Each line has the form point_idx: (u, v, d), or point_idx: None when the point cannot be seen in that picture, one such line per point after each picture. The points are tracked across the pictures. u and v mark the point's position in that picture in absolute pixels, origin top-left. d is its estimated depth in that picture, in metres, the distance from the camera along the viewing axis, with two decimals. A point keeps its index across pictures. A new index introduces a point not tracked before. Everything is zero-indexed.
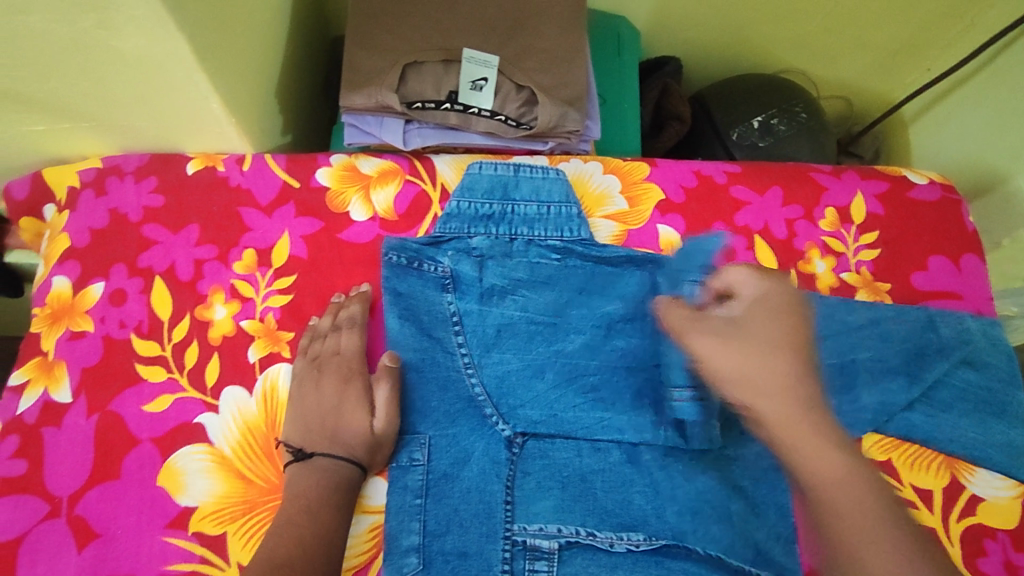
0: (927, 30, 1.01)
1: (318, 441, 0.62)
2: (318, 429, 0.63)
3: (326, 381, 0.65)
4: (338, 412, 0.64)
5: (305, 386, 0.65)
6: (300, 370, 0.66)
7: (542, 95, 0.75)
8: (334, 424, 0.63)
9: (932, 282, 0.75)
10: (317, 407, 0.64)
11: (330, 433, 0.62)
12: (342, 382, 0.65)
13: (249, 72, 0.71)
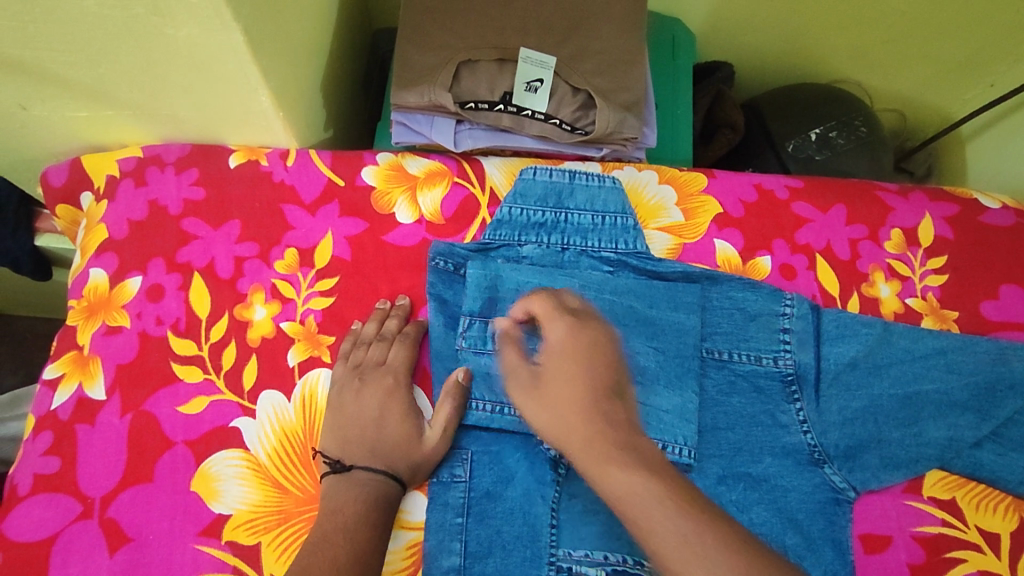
0: (995, 46, 0.96)
1: (356, 451, 0.59)
2: (357, 440, 0.59)
3: (368, 390, 0.62)
4: (380, 423, 0.60)
5: (345, 394, 0.62)
6: (342, 377, 0.63)
7: (600, 100, 0.72)
8: (375, 436, 0.60)
9: (1003, 313, 0.70)
10: (357, 417, 0.60)
11: (370, 446, 0.59)
12: (383, 393, 0.62)
13: (298, 65, 0.69)
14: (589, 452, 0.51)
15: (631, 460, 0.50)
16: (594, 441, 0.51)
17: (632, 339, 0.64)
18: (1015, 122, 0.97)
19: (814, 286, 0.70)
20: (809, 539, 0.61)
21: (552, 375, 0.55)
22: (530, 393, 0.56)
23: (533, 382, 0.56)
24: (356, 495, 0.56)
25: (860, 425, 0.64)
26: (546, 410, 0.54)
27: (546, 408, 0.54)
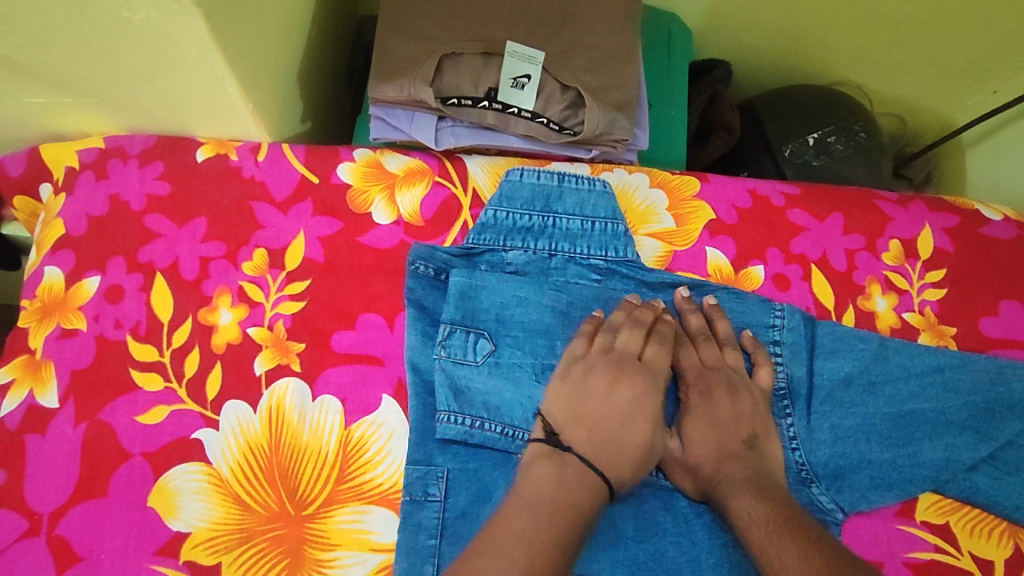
0: (999, 51, 0.93)
1: (580, 429, 0.57)
2: (589, 427, 0.57)
3: (619, 387, 0.58)
4: (627, 423, 0.57)
5: (593, 382, 0.59)
6: (596, 363, 0.60)
7: (589, 98, 0.68)
8: (616, 435, 0.56)
9: (1002, 329, 0.68)
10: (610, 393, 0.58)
11: (605, 441, 0.56)
12: (637, 392, 0.59)
13: (271, 54, 0.65)
14: (723, 501, 0.55)
15: (756, 499, 0.54)
16: (726, 486, 0.56)
17: None
18: (1017, 130, 0.94)
19: (808, 298, 0.68)
20: None
21: (732, 428, 0.59)
22: (694, 447, 0.58)
23: (689, 438, 0.59)
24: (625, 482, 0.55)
25: (852, 444, 0.61)
26: (719, 460, 0.58)
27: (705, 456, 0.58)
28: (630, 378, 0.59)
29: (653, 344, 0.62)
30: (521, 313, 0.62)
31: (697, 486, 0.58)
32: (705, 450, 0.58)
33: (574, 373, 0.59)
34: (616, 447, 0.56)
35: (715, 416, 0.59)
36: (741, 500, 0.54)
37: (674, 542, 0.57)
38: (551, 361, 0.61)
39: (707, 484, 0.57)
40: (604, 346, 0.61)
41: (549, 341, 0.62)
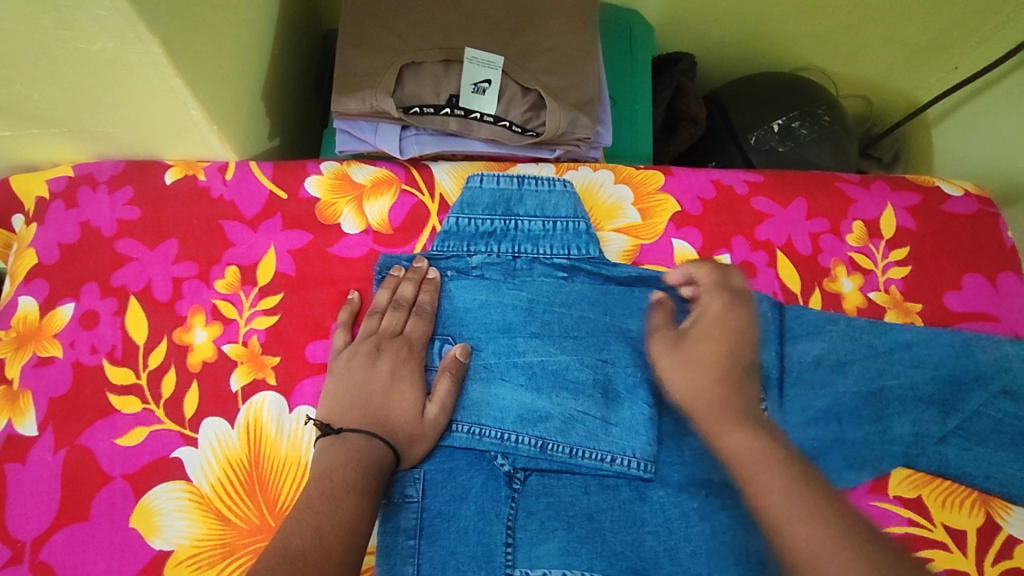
0: (957, 30, 0.94)
1: (350, 416, 0.57)
2: (361, 406, 0.57)
3: (381, 363, 0.60)
4: (387, 395, 0.58)
5: (357, 363, 0.60)
6: (358, 346, 0.61)
7: (550, 100, 0.69)
8: (377, 404, 0.58)
9: (967, 303, 0.68)
10: (363, 381, 0.59)
11: (372, 415, 0.57)
12: (397, 365, 0.60)
13: (232, 74, 0.66)
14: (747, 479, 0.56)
15: (748, 429, 0.59)
16: (713, 417, 0.60)
17: (582, 354, 0.63)
18: (980, 106, 0.95)
19: (775, 284, 0.68)
20: None
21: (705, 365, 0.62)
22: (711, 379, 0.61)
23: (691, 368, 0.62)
24: (367, 455, 0.53)
25: (824, 425, 0.62)
26: (698, 390, 0.61)
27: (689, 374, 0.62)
28: (390, 353, 0.61)
29: (412, 315, 0.63)
30: (483, 314, 0.64)
31: (686, 399, 0.62)
32: (707, 388, 0.61)
33: (348, 358, 0.60)
34: (379, 416, 0.57)
35: (694, 362, 0.62)
36: (735, 434, 0.59)
37: (651, 531, 0.58)
38: (517, 359, 0.62)
39: (693, 398, 0.62)
40: (368, 332, 0.62)
41: (515, 339, 0.63)
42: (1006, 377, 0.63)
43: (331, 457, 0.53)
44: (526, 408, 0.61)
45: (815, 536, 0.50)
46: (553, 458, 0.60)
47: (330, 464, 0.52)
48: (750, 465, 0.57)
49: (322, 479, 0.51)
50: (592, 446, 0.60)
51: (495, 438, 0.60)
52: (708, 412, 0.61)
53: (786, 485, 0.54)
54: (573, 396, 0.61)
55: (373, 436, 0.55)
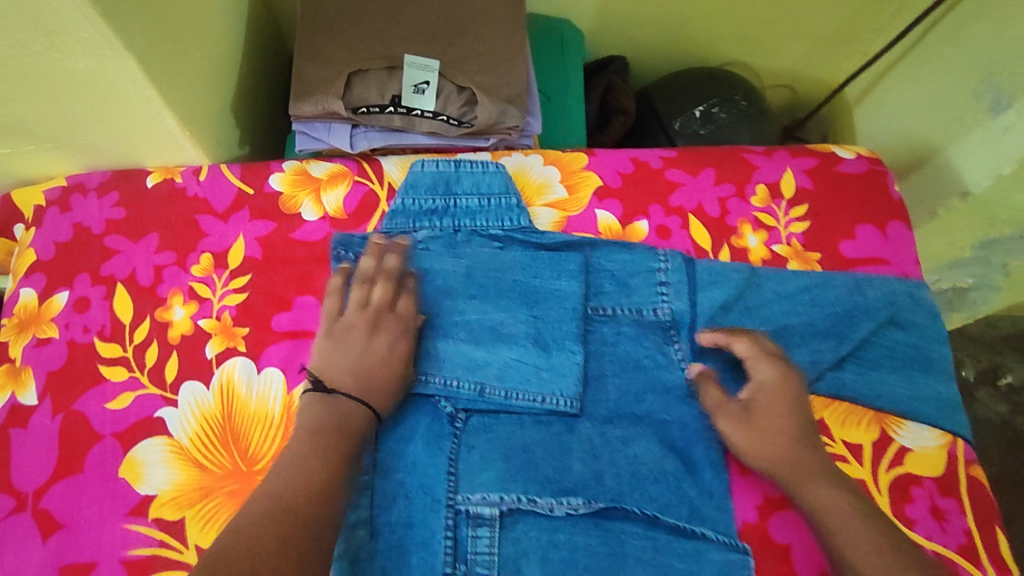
0: (861, 20, 1.04)
1: (348, 381, 0.62)
2: (359, 374, 0.62)
3: (378, 337, 0.65)
4: (383, 364, 0.64)
5: (354, 335, 0.65)
6: (355, 318, 0.66)
7: (481, 95, 0.78)
8: (371, 368, 0.63)
9: (861, 250, 0.76)
10: (362, 353, 0.64)
11: (365, 383, 0.62)
12: (393, 341, 0.65)
13: (201, 88, 0.76)
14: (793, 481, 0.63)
15: (831, 486, 0.61)
16: (803, 476, 0.62)
17: (516, 310, 0.71)
18: (887, 85, 1.05)
19: (688, 243, 0.77)
20: (688, 463, 0.66)
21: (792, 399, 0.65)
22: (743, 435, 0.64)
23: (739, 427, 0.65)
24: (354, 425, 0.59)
25: (733, 359, 0.70)
26: (780, 453, 0.63)
27: (767, 442, 0.64)
28: (382, 323, 0.66)
29: (402, 293, 0.68)
30: (428, 280, 0.72)
31: (765, 461, 0.63)
32: (768, 443, 0.64)
33: (382, 326, 0.65)
34: (374, 379, 0.63)
35: (765, 412, 0.65)
36: (820, 489, 0.61)
37: (579, 458, 0.66)
38: (458, 317, 0.70)
39: (779, 462, 0.63)
40: (361, 303, 0.67)
41: (456, 300, 0.71)
42: (892, 309, 0.72)
43: (324, 419, 0.59)
44: (465, 358, 0.68)
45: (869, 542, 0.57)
46: (490, 400, 0.67)
47: (330, 421, 0.58)
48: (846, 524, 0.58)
49: (317, 436, 0.57)
50: (525, 388, 0.68)
51: (439, 384, 0.67)
52: (787, 470, 0.62)
53: (872, 542, 0.57)
54: (507, 346, 0.69)
55: (364, 406, 0.61)
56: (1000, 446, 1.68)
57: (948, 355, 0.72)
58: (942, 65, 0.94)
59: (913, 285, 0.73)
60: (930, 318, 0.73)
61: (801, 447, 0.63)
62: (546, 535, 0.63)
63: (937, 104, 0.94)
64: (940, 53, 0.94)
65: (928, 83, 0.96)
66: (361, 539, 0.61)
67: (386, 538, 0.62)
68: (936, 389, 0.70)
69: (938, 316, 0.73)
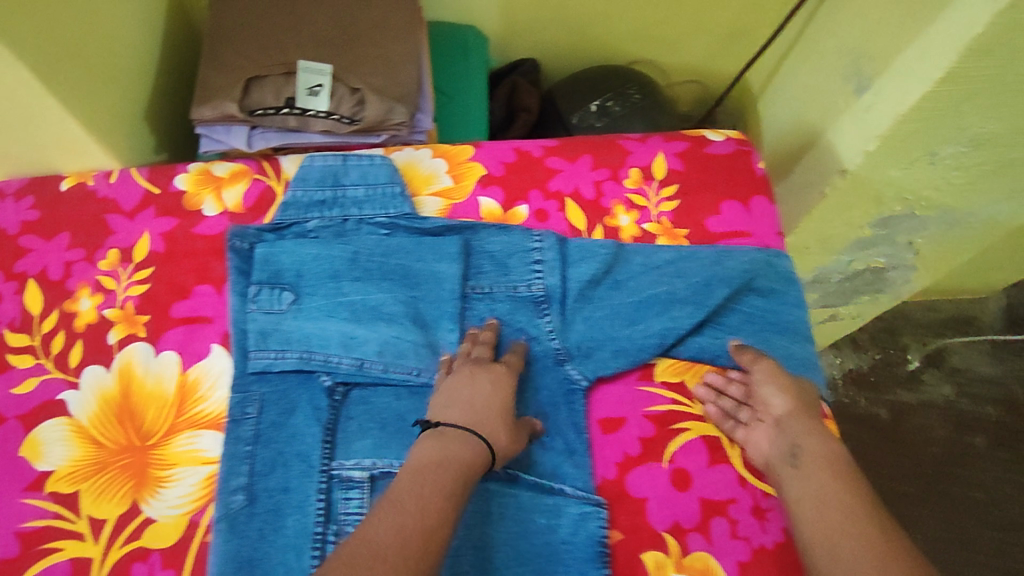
0: (753, 16, 1.10)
1: (447, 416, 0.63)
2: (469, 410, 0.64)
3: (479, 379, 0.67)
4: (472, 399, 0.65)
5: (462, 379, 0.67)
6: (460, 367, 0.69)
7: (370, 95, 0.84)
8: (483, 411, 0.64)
9: (725, 224, 0.81)
10: (467, 394, 0.66)
11: (470, 417, 0.63)
12: (489, 381, 0.68)
13: (107, 97, 0.81)
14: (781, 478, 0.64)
15: (819, 453, 0.62)
16: (796, 435, 0.65)
17: (396, 291, 0.76)
18: (782, 74, 1.11)
19: (564, 224, 0.82)
20: (555, 427, 0.71)
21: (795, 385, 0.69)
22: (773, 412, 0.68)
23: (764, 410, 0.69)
24: (463, 454, 0.60)
25: (599, 329, 0.74)
26: (793, 412, 0.67)
27: (786, 401, 0.68)
28: (493, 373, 0.69)
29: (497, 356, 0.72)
30: (315, 264, 0.76)
31: (780, 410, 0.67)
32: (791, 426, 0.66)
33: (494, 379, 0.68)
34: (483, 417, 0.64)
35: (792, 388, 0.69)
36: (813, 453, 0.63)
37: None
38: (342, 298, 0.75)
39: (789, 416, 0.67)
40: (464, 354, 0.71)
41: (341, 283, 0.75)
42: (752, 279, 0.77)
43: (432, 453, 0.59)
44: (346, 335, 0.73)
45: (831, 491, 0.59)
46: (368, 374, 0.72)
47: (441, 453, 0.59)
48: (821, 481, 0.60)
49: (442, 467, 0.57)
50: (402, 363, 0.72)
51: (321, 360, 0.72)
52: (794, 428, 0.65)
53: (834, 497, 0.58)
54: (386, 324, 0.74)
55: (469, 437, 0.61)
56: (946, 427, 1.71)
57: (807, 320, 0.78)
58: (819, 53, 0.99)
59: (771, 254, 0.79)
60: (788, 285, 0.79)
61: (811, 429, 0.65)
62: None
63: (818, 91, 1.00)
64: (819, 41, 0.99)
65: (811, 71, 1.02)
66: (240, 503, 0.66)
67: (263, 502, 0.67)
68: (791, 349, 0.75)
69: (796, 283, 0.79)
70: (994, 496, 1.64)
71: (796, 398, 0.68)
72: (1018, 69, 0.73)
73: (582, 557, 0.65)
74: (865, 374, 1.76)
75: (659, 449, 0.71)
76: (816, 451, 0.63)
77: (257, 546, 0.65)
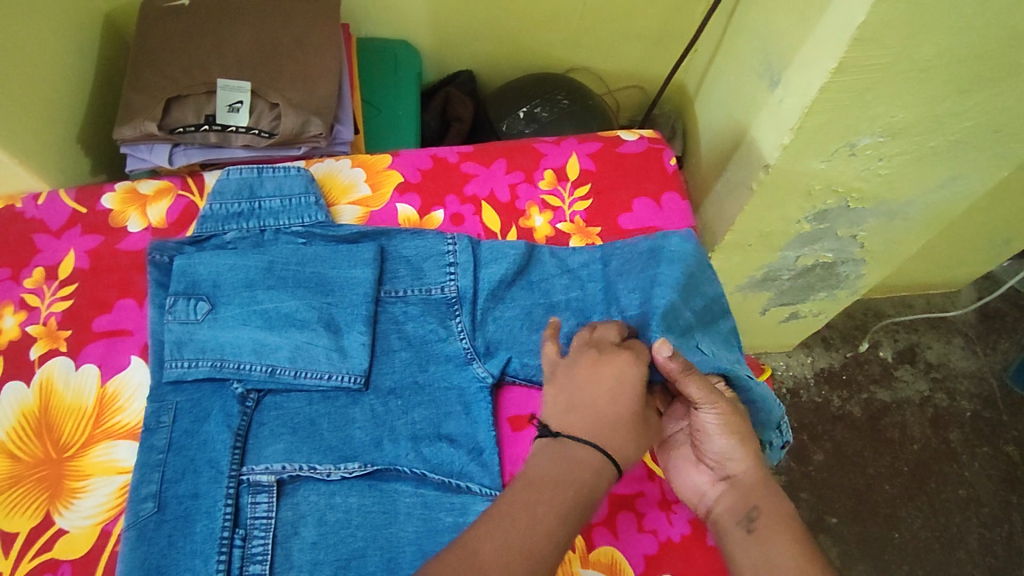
0: (674, 18, 1.16)
1: (574, 421, 0.61)
2: (592, 410, 0.61)
3: (603, 364, 0.64)
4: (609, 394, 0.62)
5: (580, 369, 0.64)
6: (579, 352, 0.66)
7: (285, 107, 0.87)
8: (608, 413, 0.61)
9: (636, 220, 0.84)
10: (597, 386, 0.62)
11: (606, 418, 0.61)
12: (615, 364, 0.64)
13: (33, 121, 0.84)
14: (730, 540, 0.61)
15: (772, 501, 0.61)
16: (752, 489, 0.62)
17: (309, 298, 0.76)
18: (709, 74, 1.14)
19: (479, 227, 0.83)
20: (466, 425, 0.72)
21: (749, 432, 0.65)
22: (735, 469, 0.64)
23: (724, 463, 0.64)
24: (583, 476, 0.57)
25: (507, 329, 0.76)
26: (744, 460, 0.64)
27: (733, 446, 0.64)
28: (611, 360, 0.64)
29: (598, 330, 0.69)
30: (230, 274, 0.77)
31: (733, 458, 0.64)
32: (754, 483, 0.63)
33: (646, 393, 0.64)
34: (614, 424, 0.61)
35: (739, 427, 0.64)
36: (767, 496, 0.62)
37: (361, 426, 0.71)
38: (256, 306, 0.75)
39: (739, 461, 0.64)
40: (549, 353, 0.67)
41: (255, 291, 0.76)
42: (640, 274, 0.77)
43: (556, 467, 0.58)
44: (259, 341, 0.74)
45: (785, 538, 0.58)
46: (280, 380, 0.72)
47: (561, 469, 0.57)
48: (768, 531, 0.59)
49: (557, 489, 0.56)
50: (313, 367, 0.73)
51: (233, 368, 0.72)
52: (756, 483, 0.63)
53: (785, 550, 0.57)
54: (299, 329, 0.74)
55: (591, 448, 0.59)
56: (920, 424, 1.60)
57: (692, 315, 0.74)
58: (737, 50, 1.03)
59: (656, 239, 0.78)
60: (682, 266, 0.77)
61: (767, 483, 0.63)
62: (323, 499, 0.67)
63: (739, 87, 1.03)
64: (736, 40, 1.03)
65: (732, 69, 1.05)
66: (149, 511, 0.65)
67: (172, 509, 0.65)
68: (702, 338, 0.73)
69: (681, 266, 0.76)
70: (978, 494, 1.53)
71: (740, 440, 0.64)
72: (912, 57, 0.75)
73: None
74: (836, 373, 1.65)
75: None
76: (775, 500, 0.61)
77: (164, 553, 0.63)
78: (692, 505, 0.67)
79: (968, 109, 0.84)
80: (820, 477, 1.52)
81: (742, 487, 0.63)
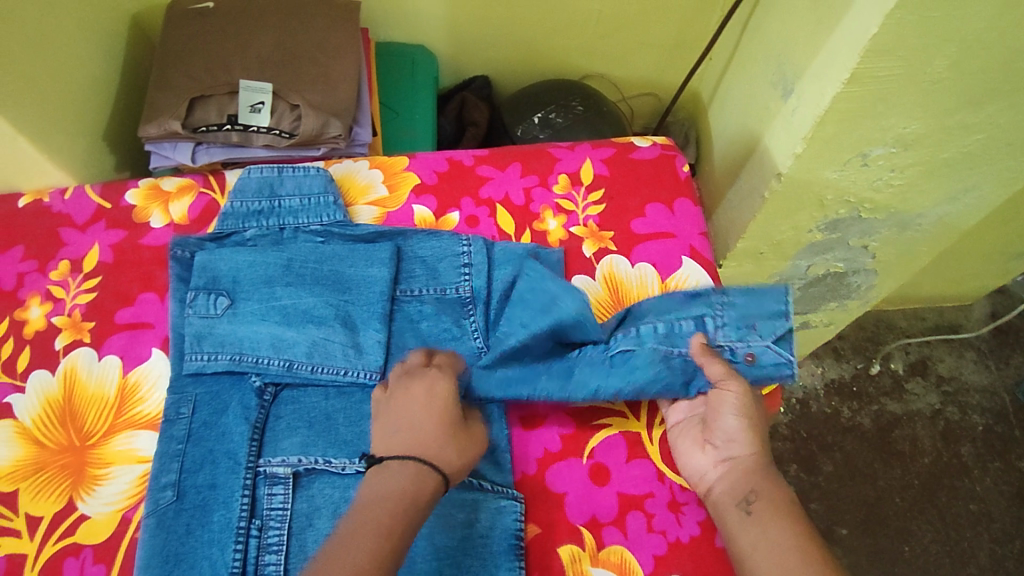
0: (689, 28, 1.18)
1: (393, 445, 0.62)
2: (404, 435, 0.62)
3: (413, 389, 0.65)
4: (414, 418, 0.63)
5: (403, 394, 0.65)
6: (410, 371, 0.67)
7: (306, 109, 0.89)
8: (413, 433, 0.62)
9: (649, 226, 0.85)
10: (406, 409, 0.64)
11: (410, 443, 0.62)
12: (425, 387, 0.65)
13: (61, 118, 0.86)
14: (729, 523, 0.62)
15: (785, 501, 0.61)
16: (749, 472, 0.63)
17: (327, 295, 0.78)
18: (723, 83, 1.15)
19: (493, 229, 0.85)
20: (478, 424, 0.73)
21: (759, 414, 0.67)
22: (739, 448, 0.65)
23: (728, 442, 0.66)
24: (399, 491, 0.59)
25: None
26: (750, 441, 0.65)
27: (739, 429, 0.65)
28: (424, 380, 0.66)
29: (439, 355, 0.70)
30: (250, 271, 0.79)
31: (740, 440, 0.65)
32: (755, 466, 0.64)
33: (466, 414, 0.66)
34: (426, 445, 0.61)
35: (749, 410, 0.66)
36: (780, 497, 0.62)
37: None
38: (275, 302, 0.77)
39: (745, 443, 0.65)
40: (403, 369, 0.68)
41: (274, 287, 0.78)
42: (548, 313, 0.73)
43: (383, 490, 0.59)
44: (277, 337, 0.75)
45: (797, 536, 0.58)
46: (297, 374, 0.74)
47: (382, 488, 0.59)
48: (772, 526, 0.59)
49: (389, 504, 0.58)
50: (330, 363, 0.74)
51: (251, 362, 0.74)
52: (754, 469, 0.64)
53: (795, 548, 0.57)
54: (316, 326, 0.76)
55: (409, 462, 0.60)
56: (931, 437, 1.59)
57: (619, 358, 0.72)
58: (751, 60, 1.04)
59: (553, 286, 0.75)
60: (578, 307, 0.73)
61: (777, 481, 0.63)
62: (337, 492, 0.68)
63: (752, 97, 1.04)
64: (751, 50, 1.04)
65: (746, 79, 1.06)
66: (168, 499, 0.67)
67: (191, 498, 0.67)
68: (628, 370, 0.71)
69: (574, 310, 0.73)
70: (989, 509, 1.52)
71: (747, 423, 0.65)
72: (925, 69, 0.76)
73: (500, 550, 0.65)
74: (845, 383, 1.65)
75: (580, 446, 0.72)
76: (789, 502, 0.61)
77: (183, 541, 0.65)
78: (694, 485, 0.68)
79: (981, 121, 0.84)
80: (828, 488, 1.52)
81: (744, 469, 0.64)
